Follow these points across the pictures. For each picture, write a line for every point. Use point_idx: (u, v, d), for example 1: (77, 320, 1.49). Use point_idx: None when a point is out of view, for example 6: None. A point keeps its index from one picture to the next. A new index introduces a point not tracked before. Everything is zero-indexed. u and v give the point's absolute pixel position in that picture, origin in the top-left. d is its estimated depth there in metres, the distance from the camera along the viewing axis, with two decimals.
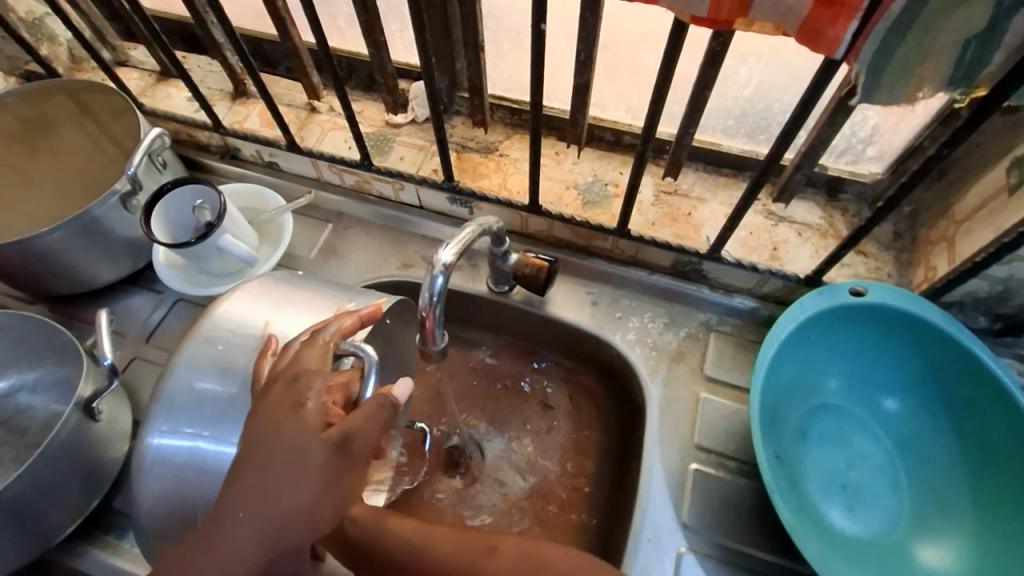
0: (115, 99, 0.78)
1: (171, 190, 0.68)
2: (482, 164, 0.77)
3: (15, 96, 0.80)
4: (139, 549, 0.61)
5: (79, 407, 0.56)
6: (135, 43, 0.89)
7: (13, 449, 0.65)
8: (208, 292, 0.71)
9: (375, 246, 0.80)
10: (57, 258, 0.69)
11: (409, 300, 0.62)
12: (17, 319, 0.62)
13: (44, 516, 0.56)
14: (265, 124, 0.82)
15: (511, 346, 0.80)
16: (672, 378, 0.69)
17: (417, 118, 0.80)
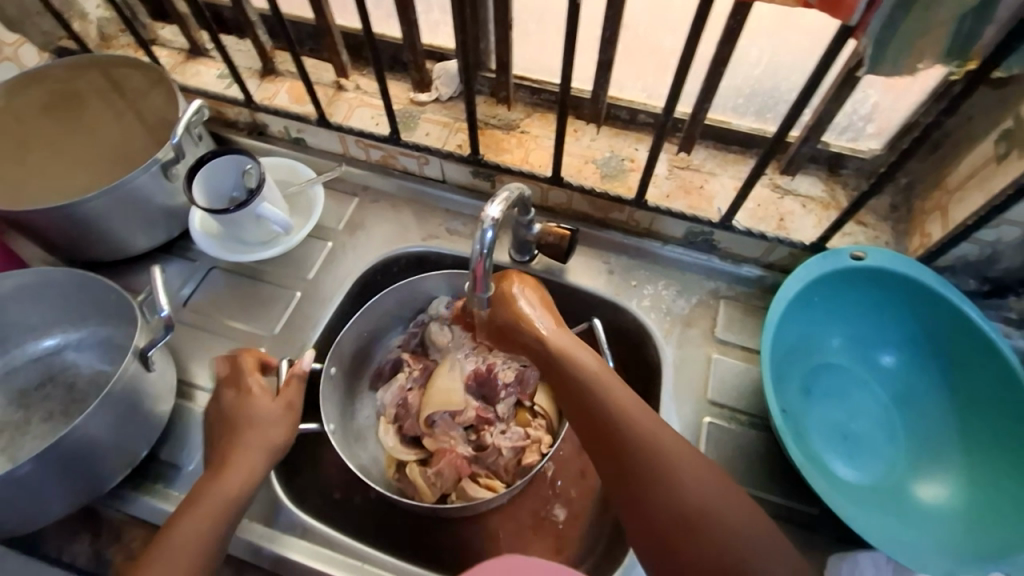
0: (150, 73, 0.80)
1: (211, 160, 0.72)
2: (505, 140, 0.81)
3: (55, 68, 0.81)
4: (187, 497, 0.64)
5: (136, 356, 0.59)
6: (164, 23, 0.92)
7: (61, 403, 0.67)
8: (240, 259, 0.74)
9: (401, 218, 0.83)
10: (99, 224, 0.71)
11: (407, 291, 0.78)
12: (64, 276, 0.64)
13: (100, 459, 0.59)
14: (294, 100, 0.85)
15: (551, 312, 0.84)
16: (685, 340, 0.74)
17: (441, 96, 0.84)
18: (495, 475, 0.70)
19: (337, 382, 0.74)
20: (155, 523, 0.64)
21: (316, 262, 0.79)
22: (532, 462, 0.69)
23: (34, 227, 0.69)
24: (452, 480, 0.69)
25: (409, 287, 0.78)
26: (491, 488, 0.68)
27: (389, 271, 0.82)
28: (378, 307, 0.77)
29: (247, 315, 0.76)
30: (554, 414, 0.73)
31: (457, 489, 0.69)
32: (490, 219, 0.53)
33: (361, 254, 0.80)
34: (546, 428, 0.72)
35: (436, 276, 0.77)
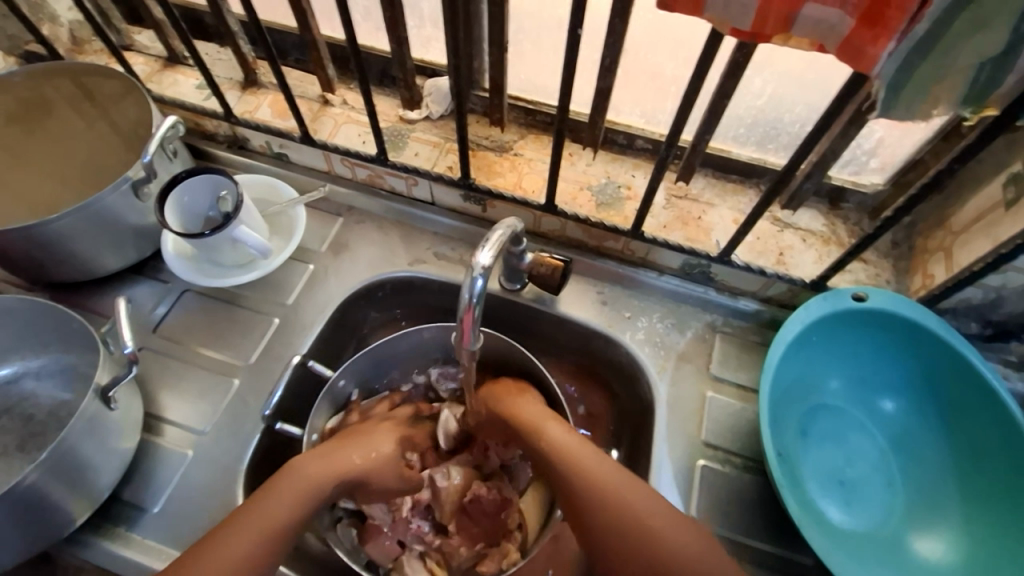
0: (121, 83, 0.75)
1: (185, 179, 0.68)
2: (498, 163, 0.78)
3: (16, 76, 0.75)
4: (152, 542, 0.60)
5: (97, 395, 0.55)
6: (141, 28, 0.88)
7: (17, 438, 0.63)
8: (214, 283, 0.70)
9: (387, 240, 0.80)
10: (63, 245, 0.66)
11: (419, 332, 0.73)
12: (23, 303, 0.60)
13: (59, 506, 0.55)
14: (277, 114, 0.81)
15: (552, 349, 0.80)
16: (679, 377, 0.71)
17: (431, 115, 0.81)
18: (441, 563, 0.67)
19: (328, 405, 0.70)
20: (114, 567, 0.60)
21: (296, 287, 0.76)
22: (485, 573, 0.64)
23: None
24: (391, 553, 0.67)
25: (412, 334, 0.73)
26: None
27: (373, 297, 0.79)
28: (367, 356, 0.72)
29: (222, 342, 0.72)
30: (532, 531, 0.67)
31: (394, 563, 0.67)
32: (481, 266, 0.51)
33: (345, 277, 0.77)
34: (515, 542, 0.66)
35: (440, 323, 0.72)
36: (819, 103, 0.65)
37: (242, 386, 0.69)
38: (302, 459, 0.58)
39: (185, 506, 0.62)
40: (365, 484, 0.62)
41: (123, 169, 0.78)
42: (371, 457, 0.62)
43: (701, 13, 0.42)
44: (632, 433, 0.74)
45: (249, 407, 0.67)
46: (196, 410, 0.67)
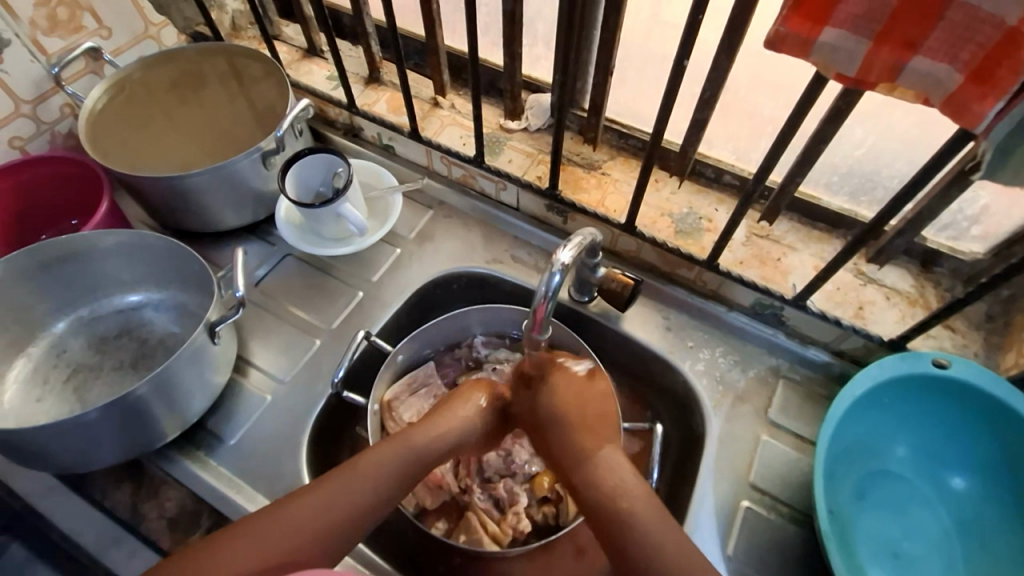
0: (269, 65, 0.86)
1: (306, 156, 0.76)
2: (585, 180, 0.81)
3: (188, 51, 0.88)
4: (226, 471, 0.64)
5: (206, 328, 0.61)
6: (289, 22, 1.00)
7: (130, 356, 0.70)
8: (313, 250, 0.78)
9: (470, 236, 0.86)
10: (196, 197, 0.76)
11: (494, 308, 0.78)
12: (159, 241, 0.67)
13: (154, 422, 0.61)
14: (392, 109, 0.89)
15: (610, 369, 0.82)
16: (735, 415, 0.71)
17: (530, 127, 0.86)
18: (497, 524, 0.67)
19: (398, 367, 0.75)
20: (189, 488, 0.63)
21: (382, 266, 0.82)
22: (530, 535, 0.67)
23: (140, 186, 0.74)
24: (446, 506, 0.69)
25: (486, 313, 0.78)
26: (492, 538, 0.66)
27: (448, 287, 0.84)
28: (435, 331, 0.78)
29: (311, 304, 0.78)
30: (570, 499, 0.68)
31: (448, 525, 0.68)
32: (562, 262, 0.54)
33: (426, 265, 0.82)
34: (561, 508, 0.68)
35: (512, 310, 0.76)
36: (921, 160, 0.63)
37: (321, 346, 0.74)
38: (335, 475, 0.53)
39: (258, 445, 0.66)
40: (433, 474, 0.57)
41: (253, 141, 0.87)
42: (424, 435, 0.57)
43: (808, 55, 0.43)
44: (678, 462, 0.74)
45: (325, 367, 0.73)
46: (280, 360, 0.73)
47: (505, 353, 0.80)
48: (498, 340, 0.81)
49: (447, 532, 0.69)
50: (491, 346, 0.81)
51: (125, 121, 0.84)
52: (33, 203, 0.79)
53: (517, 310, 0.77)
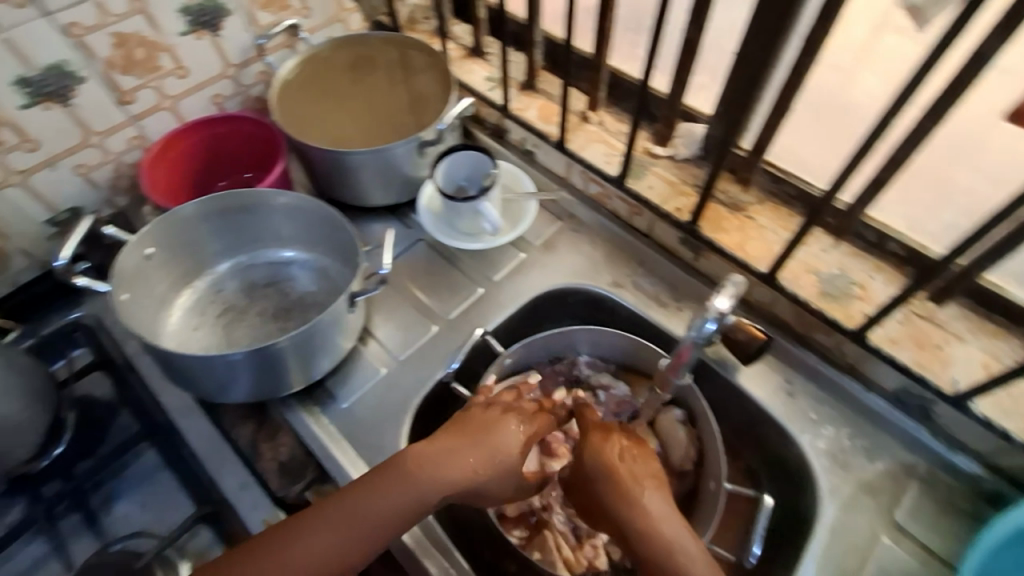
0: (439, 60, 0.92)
1: (458, 151, 0.82)
2: (728, 220, 0.77)
3: (370, 37, 0.96)
4: (334, 430, 0.68)
5: (348, 297, 0.66)
6: (459, 21, 1.05)
7: (273, 305, 0.76)
8: (445, 239, 0.82)
9: (594, 254, 0.85)
10: (353, 172, 0.82)
11: (608, 332, 0.76)
12: (319, 209, 0.73)
13: (286, 372, 0.66)
14: (541, 117, 0.91)
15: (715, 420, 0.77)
16: (853, 506, 0.64)
17: (676, 155, 0.83)
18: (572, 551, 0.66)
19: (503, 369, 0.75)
20: (299, 437, 0.67)
21: (505, 267, 0.84)
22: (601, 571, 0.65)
23: (311, 155, 0.81)
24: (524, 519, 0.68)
25: (598, 335, 0.77)
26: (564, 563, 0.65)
27: (564, 300, 0.84)
28: (543, 342, 0.77)
29: (433, 290, 0.82)
30: None
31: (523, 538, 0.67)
32: (716, 309, 0.56)
33: (547, 275, 0.83)
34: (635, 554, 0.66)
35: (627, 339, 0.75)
36: None
37: (437, 333, 0.77)
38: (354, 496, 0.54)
39: (366, 414, 0.70)
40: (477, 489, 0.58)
41: (410, 128, 0.91)
42: (452, 463, 0.57)
43: None
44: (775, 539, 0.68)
45: (436, 353, 0.75)
46: (398, 338, 0.77)
47: (607, 378, 0.78)
48: (603, 365, 0.80)
49: (525, 542, 0.66)
50: (595, 368, 0.79)
51: (307, 92, 0.93)
52: (217, 155, 0.89)
53: (631, 338, 0.75)
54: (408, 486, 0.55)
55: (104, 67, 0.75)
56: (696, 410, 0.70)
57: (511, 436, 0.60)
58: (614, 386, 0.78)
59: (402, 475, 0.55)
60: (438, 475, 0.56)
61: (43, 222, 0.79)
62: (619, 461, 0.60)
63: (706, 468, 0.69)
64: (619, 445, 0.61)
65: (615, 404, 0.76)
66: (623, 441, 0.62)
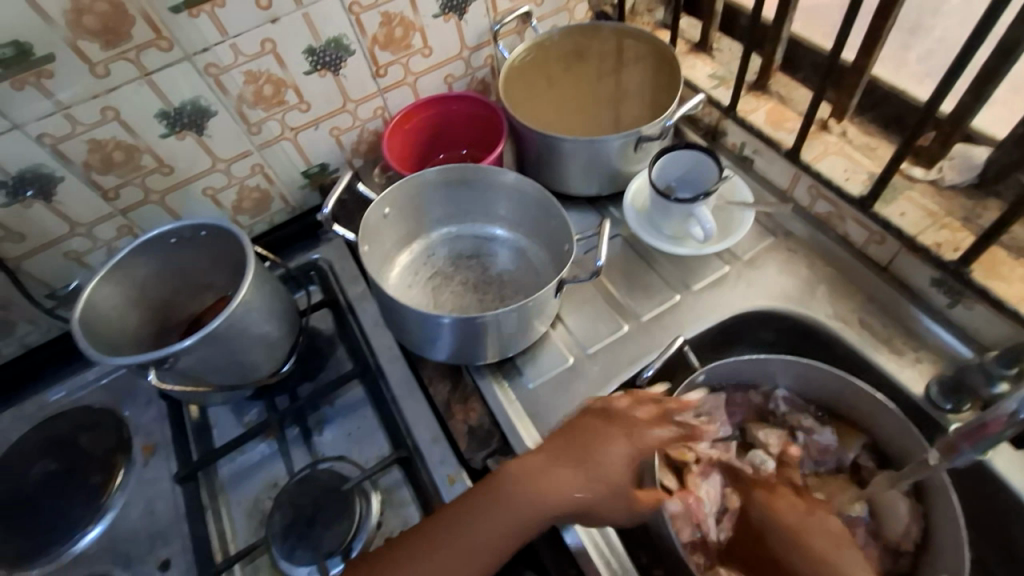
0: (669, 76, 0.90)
1: (680, 150, 0.78)
2: (1006, 266, 0.63)
3: (605, 28, 0.94)
4: (518, 408, 0.70)
5: (557, 283, 0.66)
6: (685, 14, 1.00)
7: (475, 277, 0.80)
8: (649, 239, 0.79)
9: (810, 280, 0.76)
10: (565, 160, 0.82)
11: (824, 371, 0.66)
12: (537, 193, 0.75)
13: (485, 344, 0.68)
14: (770, 122, 0.83)
15: None
16: None
17: (940, 180, 0.70)
18: None
19: (694, 388, 0.69)
20: (489, 409, 0.70)
21: (706, 277, 0.78)
22: None
23: (528, 138, 0.83)
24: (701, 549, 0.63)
25: (815, 371, 0.67)
26: None
27: (767, 324, 0.77)
28: (744, 367, 0.70)
29: (627, 289, 0.79)
30: None
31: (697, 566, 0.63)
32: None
33: (751, 293, 0.76)
34: None
35: (847, 380, 0.65)
36: None
37: (628, 333, 0.75)
38: (452, 515, 0.56)
39: (549, 398, 0.71)
40: (590, 511, 0.57)
41: (635, 120, 0.92)
42: (549, 488, 0.57)
43: None
44: None
45: (622, 355, 0.73)
46: (586, 330, 0.76)
47: (810, 421, 0.69)
48: (803, 405, 0.71)
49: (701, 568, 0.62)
50: (794, 406, 0.71)
51: (526, 85, 0.94)
52: (439, 130, 0.95)
53: (851, 381, 0.65)
54: (512, 508, 0.56)
55: (370, 43, 0.83)
56: (929, 485, 0.59)
57: (614, 455, 0.59)
58: (820, 432, 0.68)
59: (504, 494, 0.57)
60: (530, 499, 0.56)
61: (299, 173, 0.91)
62: (783, 512, 0.62)
63: (931, 554, 0.59)
64: (786, 497, 0.63)
65: (817, 451, 0.68)
66: (792, 492, 0.63)
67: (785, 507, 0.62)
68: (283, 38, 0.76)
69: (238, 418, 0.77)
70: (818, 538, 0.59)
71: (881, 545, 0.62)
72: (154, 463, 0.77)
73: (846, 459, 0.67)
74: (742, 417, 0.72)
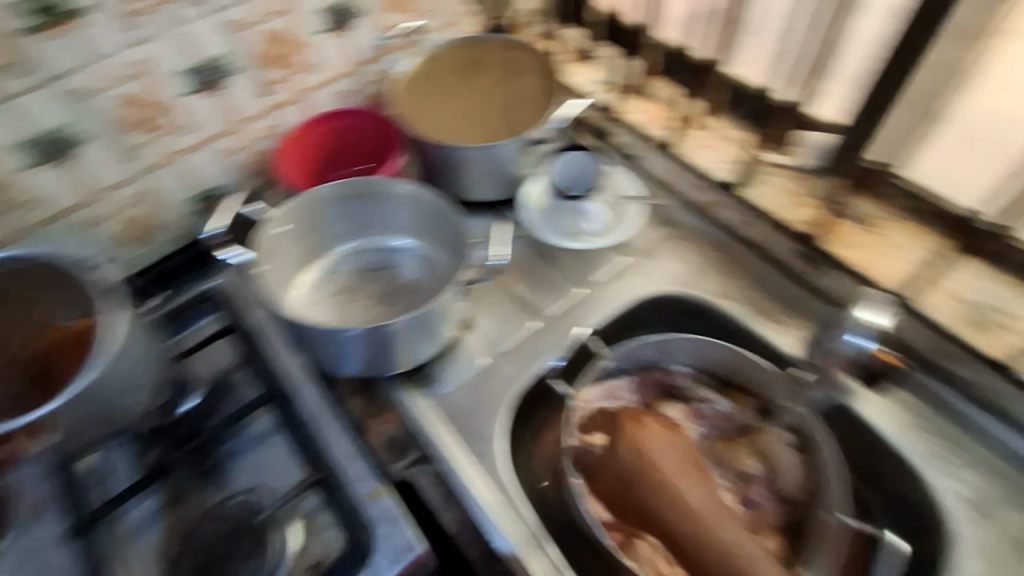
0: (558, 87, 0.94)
1: (570, 153, 0.84)
2: (850, 236, 0.74)
3: (493, 39, 0.96)
4: (437, 414, 0.71)
5: (459, 285, 0.68)
6: (569, 26, 1.06)
7: (384, 290, 0.80)
8: (547, 237, 0.83)
9: (696, 264, 0.82)
10: (463, 168, 0.85)
11: (712, 344, 0.73)
12: (438, 202, 0.76)
13: (396, 352, 0.69)
14: (651, 122, 0.90)
15: None
16: (992, 555, 0.58)
17: (796, 165, 0.80)
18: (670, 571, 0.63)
19: (601, 372, 0.74)
20: (406, 419, 0.70)
21: (605, 270, 0.83)
22: None
23: (426, 149, 0.85)
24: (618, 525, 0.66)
25: (709, 347, 0.73)
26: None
27: (664, 308, 0.82)
28: (644, 349, 0.75)
29: (534, 287, 0.82)
30: None
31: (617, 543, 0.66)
32: (875, 326, 0.62)
33: (649, 280, 0.82)
34: None
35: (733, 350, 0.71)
36: None
37: (537, 330, 0.78)
38: None
39: (466, 400, 0.72)
40: None
41: (529, 128, 0.97)
42: None
43: None
44: None
45: (533, 350, 0.76)
46: (497, 331, 0.78)
47: (710, 393, 0.75)
48: (704, 378, 0.76)
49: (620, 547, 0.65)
50: (695, 380, 0.76)
51: (423, 100, 0.97)
52: (338, 147, 0.94)
53: (737, 351, 0.71)
54: None
55: (255, 60, 0.82)
56: (808, 435, 0.66)
57: None
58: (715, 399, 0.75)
59: None
60: None
61: (187, 198, 0.87)
62: (649, 446, 0.66)
63: (816, 497, 0.64)
64: (652, 431, 0.67)
65: (717, 418, 0.73)
66: (656, 426, 0.68)
67: (651, 440, 0.66)
68: (158, 58, 0.73)
69: (130, 463, 0.71)
70: (672, 456, 0.65)
71: (777, 495, 0.68)
72: (42, 523, 0.69)
73: (742, 423, 0.73)
74: (647, 395, 0.76)
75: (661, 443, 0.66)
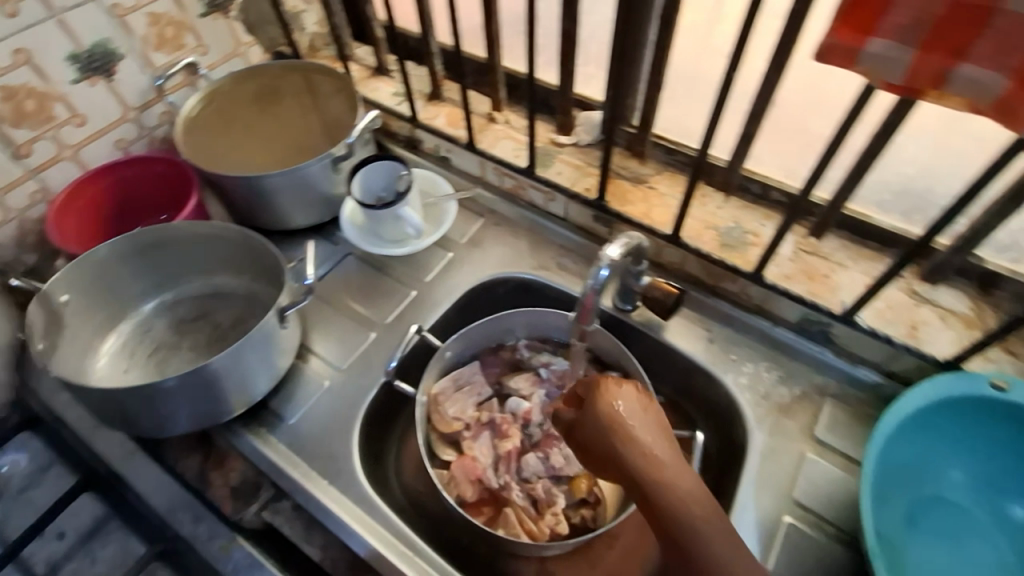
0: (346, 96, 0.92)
1: (371, 162, 0.84)
2: (629, 192, 0.83)
3: (272, 66, 0.93)
4: (285, 448, 0.69)
5: (277, 312, 0.66)
6: (360, 44, 1.08)
7: (207, 337, 0.76)
8: (372, 249, 0.84)
9: (516, 245, 0.89)
10: (270, 197, 0.83)
11: (540, 312, 0.79)
12: (239, 235, 0.73)
13: (224, 395, 0.66)
14: (450, 123, 0.95)
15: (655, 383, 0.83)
16: (778, 429, 0.71)
17: (579, 141, 0.89)
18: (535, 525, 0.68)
19: (446, 363, 0.78)
20: (254, 461, 0.68)
21: (434, 268, 0.87)
22: (561, 534, 0.68)
23: (226, 185, 0.82)
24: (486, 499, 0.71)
25: (534, 316, 0.79)
26: (531, 535, 0.67)
27: (497, 291, 0.88)
28: (482, 331, 0.79)
29: (368, 299, 0.83)
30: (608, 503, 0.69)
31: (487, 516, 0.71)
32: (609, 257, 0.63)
33: (476, 269, 0.87)
34: (588, 516, 0.69)
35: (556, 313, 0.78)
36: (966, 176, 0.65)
37: (377, 339, 0.79)
38: None
39: (314, 424, 0.71)
40: None
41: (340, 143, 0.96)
42: None
43: (855, 65, 0.44)
44: (720, 470, 0.74)
45: (376, 359, 0.77)
46: (339, 350, 0.78)
47: (547, 355, 0.81)
48: (542, 344, 0.82)
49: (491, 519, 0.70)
50: (534, 349, 0.82)
51: (218, 142, 0.94)
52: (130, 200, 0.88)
53: (559, 313, 0.79)
54: None
55: None
56: (629, 371, 0.75)
57: None
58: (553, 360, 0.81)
59: None
60: None
61: None
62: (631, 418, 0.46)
63: None
64: (632, 395, 0.48)
65: (558, 378, 0.79)
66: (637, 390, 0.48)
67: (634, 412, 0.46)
68: None
69: None
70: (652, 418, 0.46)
71: None
72: None
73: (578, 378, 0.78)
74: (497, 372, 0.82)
75: (642, 410, 0.47)
